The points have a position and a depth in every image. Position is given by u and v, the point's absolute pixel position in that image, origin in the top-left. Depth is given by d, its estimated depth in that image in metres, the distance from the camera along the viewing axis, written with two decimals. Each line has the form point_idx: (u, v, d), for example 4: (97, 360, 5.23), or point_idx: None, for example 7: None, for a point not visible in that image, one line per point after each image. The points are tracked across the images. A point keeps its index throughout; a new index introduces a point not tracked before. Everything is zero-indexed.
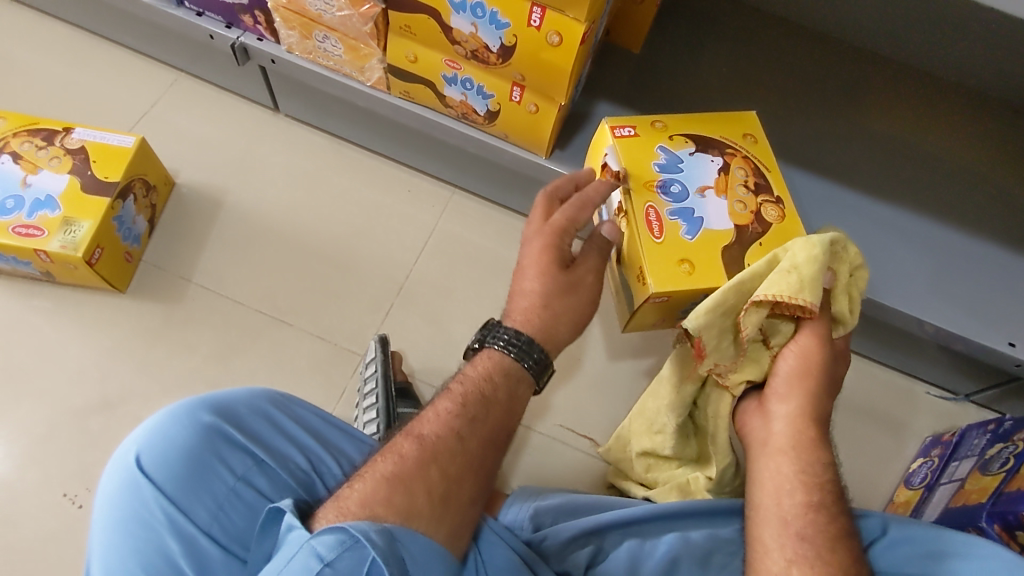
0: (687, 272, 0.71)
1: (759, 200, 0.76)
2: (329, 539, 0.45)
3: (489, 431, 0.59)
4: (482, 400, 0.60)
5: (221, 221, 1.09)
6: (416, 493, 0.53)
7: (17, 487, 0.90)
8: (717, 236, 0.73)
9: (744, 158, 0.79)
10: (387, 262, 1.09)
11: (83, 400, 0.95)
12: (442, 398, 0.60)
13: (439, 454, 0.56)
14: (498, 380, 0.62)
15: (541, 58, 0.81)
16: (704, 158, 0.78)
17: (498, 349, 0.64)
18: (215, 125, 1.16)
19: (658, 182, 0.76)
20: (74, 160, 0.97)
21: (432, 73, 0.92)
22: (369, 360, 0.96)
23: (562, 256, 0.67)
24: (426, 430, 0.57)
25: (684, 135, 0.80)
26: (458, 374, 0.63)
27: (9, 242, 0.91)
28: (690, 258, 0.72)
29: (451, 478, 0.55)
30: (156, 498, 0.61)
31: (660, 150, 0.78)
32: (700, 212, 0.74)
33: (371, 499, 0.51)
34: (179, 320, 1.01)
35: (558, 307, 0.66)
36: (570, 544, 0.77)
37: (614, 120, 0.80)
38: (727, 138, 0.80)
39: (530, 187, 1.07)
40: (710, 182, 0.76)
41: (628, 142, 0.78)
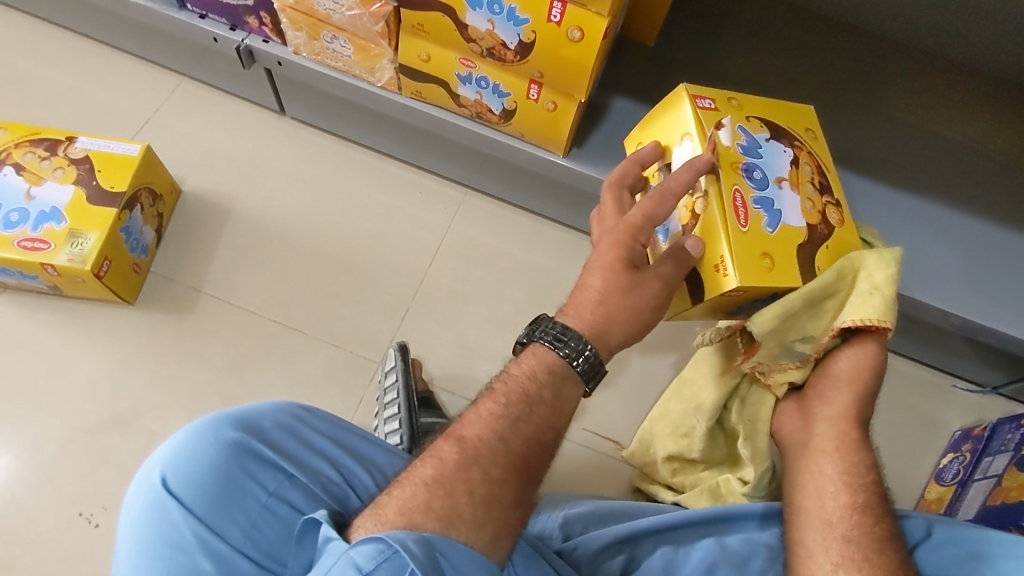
0: (768, 267, 0.61)
1: (824, 200, 0.67)
2: (368, 549, 0.45)
3: (533, 430, 0.56)
4: (526, 399, 0.57)
5: (230, 229, 1.06)
6: (457, 496, 0.51)
7: (31, 506, 0.87)
8: (796, 234, 0.63)
9: (810, 153, 0.70)
10: (401, 266, 1.06)
11: (96, 415, 0.93)
12: (485, 398, 0.57)
13: (481, 455, 0.53)
14: (542, 378, 0.58)
15: (561, 54, 0.78)
16: (778, 146, 0.68)
17: (545, 344, 0.59)
18: (220, 131, 1.13)
19: (742, 165, 0.64)
20: (78, 170, 0.94)
21: (445, 72, 0.89)
22: (388, 369, 0.94)
23: (628, 253, 0.61)
24: (467, 432, 0.55)
25: (759, 119, 0.69)
26: (502, 372, 0.60)
27: (15, 257, 0.88)
28: (771, 251, 0.62)
29: (494, 480, 0.53)
30: (185, 519, 0.59)
31: (740, 129, 0.67)
32: (778, 205, 0.64)
33: (409, 505, 0.50)
34: (190, 331, 0.99)
35: (615, 310, 0.60)
36: (602, 553, 0.75)
37: (691, 88, 0.68)
38: (793, 129, 0.71)
39: (545, 186, 1.04)
40: (787, 173, 0.66)
41: (710, 116, 0.66)
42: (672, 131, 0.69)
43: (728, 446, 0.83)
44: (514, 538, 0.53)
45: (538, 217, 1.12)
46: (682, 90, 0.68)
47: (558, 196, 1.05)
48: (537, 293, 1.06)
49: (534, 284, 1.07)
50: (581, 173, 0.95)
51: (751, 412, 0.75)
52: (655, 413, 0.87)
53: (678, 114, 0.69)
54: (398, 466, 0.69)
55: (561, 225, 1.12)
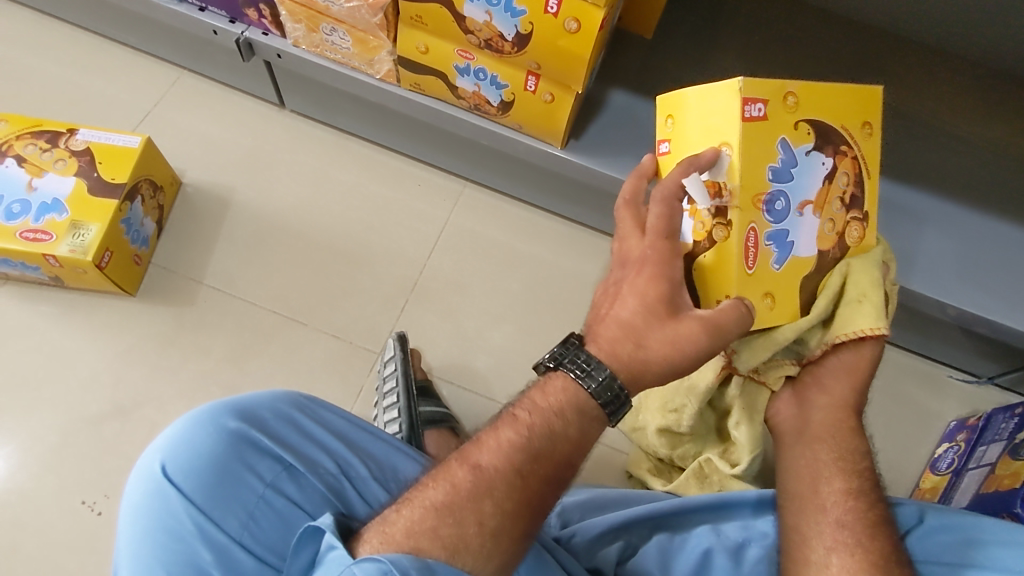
0: (769, 306, 0.63)
1: (848, 218, 0.65)
2: (370, 567, 0.46)
3: (550, 465, 0.57)
4: (548, 435, 0.58)
5: (230, 220, 1.07)
6: (466, 526, 0.53)
7: (35, 494, 0.88)
8: (804, 264, 0.64)
9: (854, 160, 0.64)
10: (401, 258, 1.07)
11: (98, 405, 0.94)
12: (505, 425, 0.58)
13: (495, 486, 0.55)
14: (570, 416, 0.59)
15: (558, 46, 0.79)
16: (819, 159, 0.62)
17: (575, 378, 0.59)
18: (220, 123, 1.13)
19: (766, 195, 0.60)
20: (79, 162, 0.94)
21: (444, 64, 0.90)
22: (387, 359, 0.94)
23: (667, 288, 0.60)
24: (483, 460, 0.56)
25: (809, 124, 0.61)
26: (525, 398, 0.60)
27: (17, 248, 0.89)
28: (770, 289, 0.63)
29: (506, 513, 0.54)
30: (185, 508, 0.60)
31: (781, 145, 0.60)
32: (792, 236, 0.63)
33: (417, 529, 0.52)
34: (192, 322, 0.99)
35: (654, 348, 0.60)
36: (600, 541, 0.77)
37: (750, 83, 0.57)
38: (846, 128, 0.63)
39: (544, 178, 1.05)
40: (815, 194, 0.62)
41: (757, 130, 0.58)
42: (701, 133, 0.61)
43: (716, 420, 0.83)
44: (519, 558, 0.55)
45: (536, 209, 1.13)
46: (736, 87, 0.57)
47: (557, 187, 1.05)
48: (536, 285, 1.07)
49: (534, 277, 1.08)
50: (578, 164, 0.96)
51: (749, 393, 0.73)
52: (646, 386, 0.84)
53: (719, 115, 0.60)
54: (394, 455, 0.70)
55: (557, 217, 1.12)
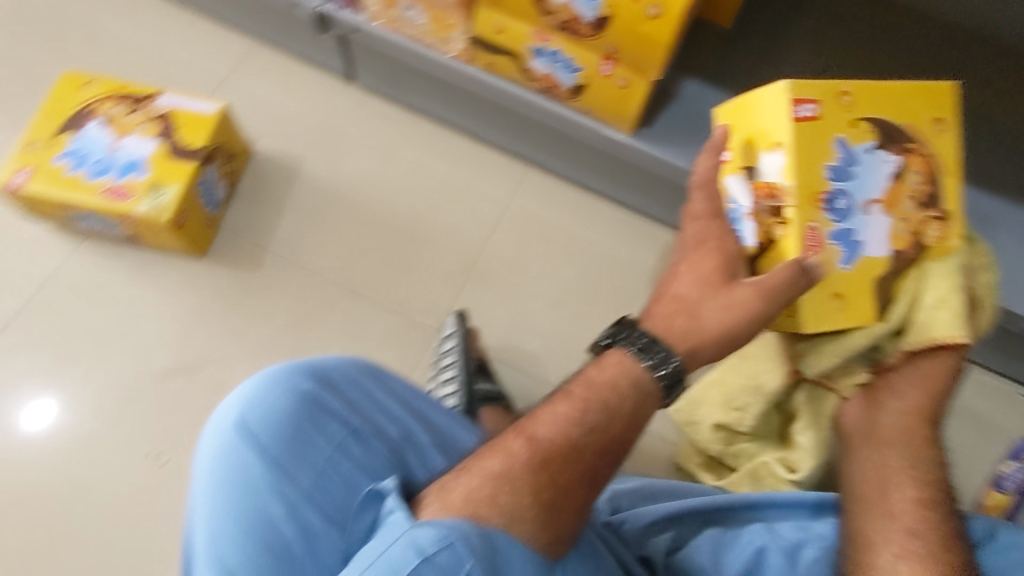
0: (840, 308, 0.62)
1: (925, 216, 0.62)
2: (430, 532, 0.49)
3: (607, 443, 0.57)
4: (604, 408, 0.57)
5: (297, 190, 1.09)
6: (523, 496, 0.53)
7: (105, 441, 0.93)
8: (876, 266, 0.62)
9: (925, 156, 0.62)
10: (462, 237, 1.08)
11: (166, 362, 0.97)
12: (560, 399, 0.58)
13: (551, 459, 0.55)
14: (625, 389, 0.58)
15: (638, 31, 0.78)
16: (882, 156, 0.61)
17: (631, 353, 0.59)
18: (291, 95, 1.15)
19: (827, 194, 0.60)
20: (159, 125, 0.97)
21: (519, 45, 0.90)
22: (447, 335, 0.95)
23: (722, 262, 0.62)
24: (540, 432, 0.56)
25: (869, 123, 0.61)
26: (580, 374, 0.60)
27: (99, 204, 0.92)
28: (843, 290, 0.62)
29: (560, 488, 0.54)
30: (258, 462, 0.62)
31: (838, 143, 0.60)
32: (860, 235, 0.61)
33: (476, 496, 0.52)
34: (257, 287, 1.02)
35: (706, 319, 0.60)
36: (649, 530, 0.78)
37: (796, 85, 0.59)
38: (914, 126, 0.62)
39: (610, 164, 1.04)
40: (883, 192, 0.61)
41: (810, 129, 0.59)
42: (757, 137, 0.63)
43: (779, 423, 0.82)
44: (571, 536, 0.55)
45: (597, 195, 1.12)
46: (783, 90, 0.59)
47: (622, 174, 1.05)
48: (594, 271, 1.07)
49: (593, 264, 1.08)
50: (647, 152, 0.95)
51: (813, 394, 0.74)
52: (707, 380, 0.84)
53: (771, 119, 0.62)
54: (456, 427, 0.71)
55: (619, 205, 1.11)
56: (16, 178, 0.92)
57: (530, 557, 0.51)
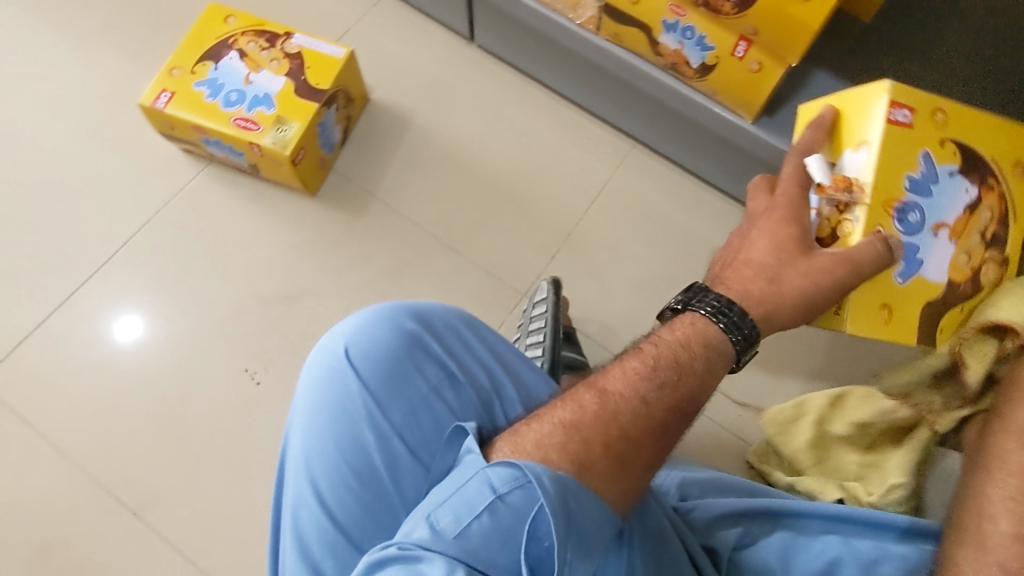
0: (884, 320, 0.63)
1: (986, 255, 0.65)
2: (503, 472, 0.49)
3: (677, 400, 0.56)
4: (675, 366, 0.57)
5: (407, 141, 1.11)
6: (593, 445, 0.52)
7: (208, 353, 0.99)
8: (933, 291, 0.64)
9: (1000, 195, 0.65)
10: (560, 206, 1.08)
11: (270, 288, 1.03)
12: (631, 357, 0.58)
13: (621, 413, 0.54)
14: (697, 349, 0.58)
15: (784, 13, 0.75)
16: (960, 185, 0.64)
17: (705, 316, 0.60)
18: (412, 47, 1.18)
19: (900, 203, 0.62)
20: (291, 64, 1.02)
21: (652, 17, 0.88)
22: (538, 300, 0.96)
23: (798, 232, 0.61)
24: (610, 387, 0.56)
25: (955, 144, 0.65)
26: (652, 334, 0.60)
27: (229, 132, 0.97)
28: (890, 301, 0.63)
29: (630, 440, 0.53)
30: (359, 391, 0.65)
31: (922, 157, 0.63)
32: (921, 254, 0.63)
33: (546, 441, 0.52)
34: (360, 230, 1.06)
35: (786, 284, 0.60)
36: (720, 521, 0.74)
37: (896, 90, 0.63)
38: (996, 162, 0.65)
39: (721, 151, 1.01)
40: (952, 217, 0.64)
41: (901, 136, 0.62)
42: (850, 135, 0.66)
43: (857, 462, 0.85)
44: (640, 492, 0.54)
45: (702, 182, 1.10)
46: (884, 92, 0.63)
47: (734, 163, 1.02)
48: (689, 258, 1.05)
49: (687, 250, 1.06)
50: (768, 142, 0.91)
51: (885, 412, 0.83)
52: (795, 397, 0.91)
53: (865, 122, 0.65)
54: (544, 389, 0.69)
55: (723, 193, 1.09)
56: (158, 99, 0.98)
57: (602, 508, 0.50)
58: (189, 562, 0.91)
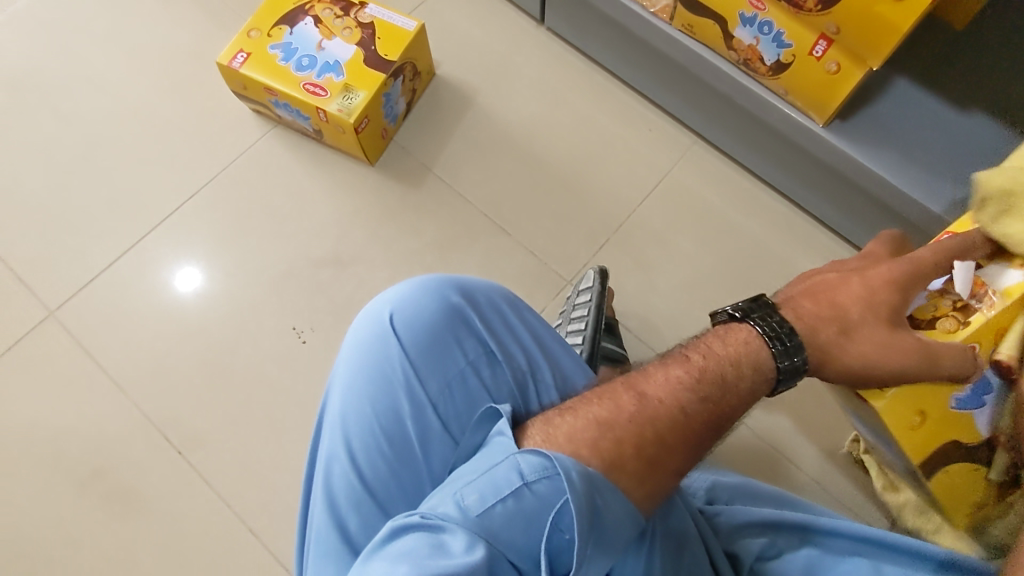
0: (914, 425, 0.66)
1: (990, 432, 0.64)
2: (533, 461, 0.49)
3: (716, 413, 0.56)
4: (719, 382, 0.57)
5: (468, 119, 1.12)
6: (625, 445, 0.52)
7: (260, 308, 1.03)
8: (971, 437, 0.67)
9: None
10: (614, 197, 1.07)
11: (322, 252, 1.06)
12: (675, 363, 0.58)
13: (658, 417, 0.54)
14: (746, 369, 0.58)
15: (870, 13, 0.72)
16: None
17: (761, 336, 0.60)
18: (481, 26, 1.18)
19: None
20: (362, 33, 1.03)
21: (728, 10, 0.86)
22: (583, 288, 0.96)
23: (894, 300, 0.62)
24: (650, 391, 0.55)
25: None
26: (700, 344, 0.60)
27: (298, 95, 1.00)
28: (928, 411, 0.66)
29: (663, 445, 0.53)
30: (399, 358, 0.65)
31: None
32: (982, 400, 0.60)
33: (579, 436, 0.52)
34: (413, 203, 1.08)
35: (856, 341, 0.61)
36: (745, 528, 0.73)
37: None
38: None
39: (787, 154, 0.98)
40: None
41: None
42: None
43: None
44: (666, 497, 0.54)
45: (763, 185, 1.07)
46: None
47: (799, 167, 0.98)
48: (741, 261, 1.03)
49: (740, 254, 1.03)
50: (838, 148, 0.88)
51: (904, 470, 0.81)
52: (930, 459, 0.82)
53: None
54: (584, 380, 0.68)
55: (784, 198, 1.06)
56: (235, 59, 1.01)
57: (626, 508, 0.50)
58: (225, 504, 0.95)
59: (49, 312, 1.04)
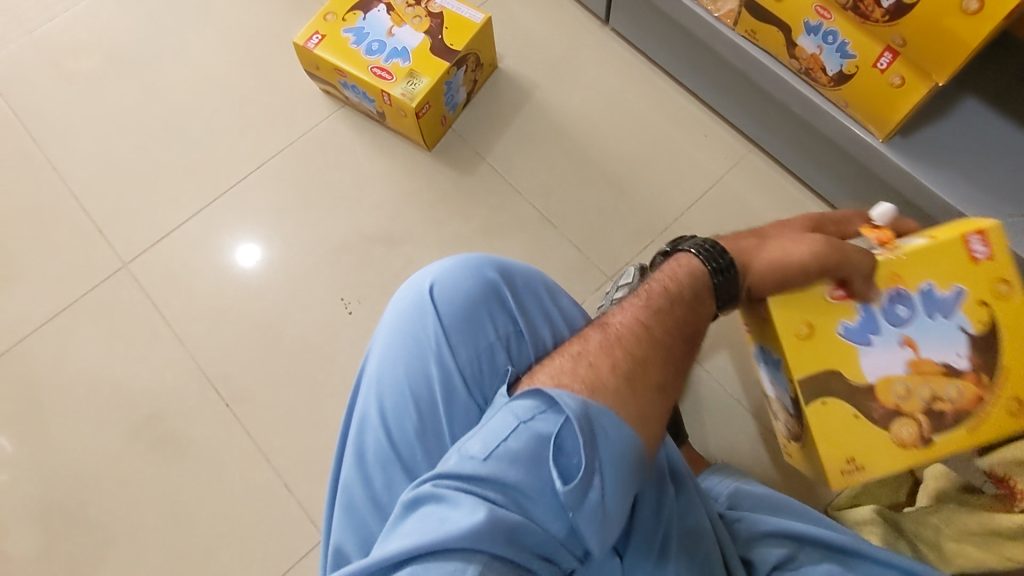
0: (802, 336, 0.66)
1: (915, 412, 0.65)
2: (526, 403, 0.49)
3: (675, 323, 0.58)
4: (665, 296, 0.60)
5: (525, 112, 1.15)
6: (601, 365, 0.53)
7: (312, 278, 1.09)
8: (853, 373, 0.66)
9: (975, 395, 0.64)
10: (662, 198, 1.08)
11: (375, 229, 1.10)
12: (628, 297, 0.61)
13: (625, 337, 0.55)
14: (683, 279, 0.62)
15: (938, 26, 0.70)
16: (955, 347, 0.65)
17: (692, 254, 0.63)
18: (546, 22, 1.20)
19: (907, 297, 0.66)
20: (431, 23, 1.07)
21: (793, 17, 0.85)
22: (622, 283, 0.97)
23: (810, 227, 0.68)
24: (611, 319, 0.58)
25: (988, 317, 0.64)
26: (646, 281, 0.63)
27: (365, 78, 1.04)
28: (816, 326, 0.67)
29: (638, 360, 0.54)
30: (434, 326, 0.68)
31: (956, 294, 0.65)
32: (878, 342, 0.66)
33: (560, 371, 0.52)
34: (465, 189, 1.11)
35: (775, 244, 0.65)
36: (766, 537, 0.72)
37: (997, 232, 0.64)
38: (1002, 374, 0.63)
39: (845, 166, 0.96)
40: (924, 356, 0.65)
41: (963, 274, 0.65)
42: (959, 254, 0.65)
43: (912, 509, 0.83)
44: (663, 413, 0.53)
45: (815, 197, 1.06)
46: (994, 226, 0.64)
47: (854, 182, 0.97)
48: None
49: None
50: (895, 164, 0.86)
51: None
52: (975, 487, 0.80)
53: (965, 260, 0.65)
54: None
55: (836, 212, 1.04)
56: (310, 40, 1.07)
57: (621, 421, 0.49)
58: (264, 459, 1.01)
59: (122, 264, 1.12)
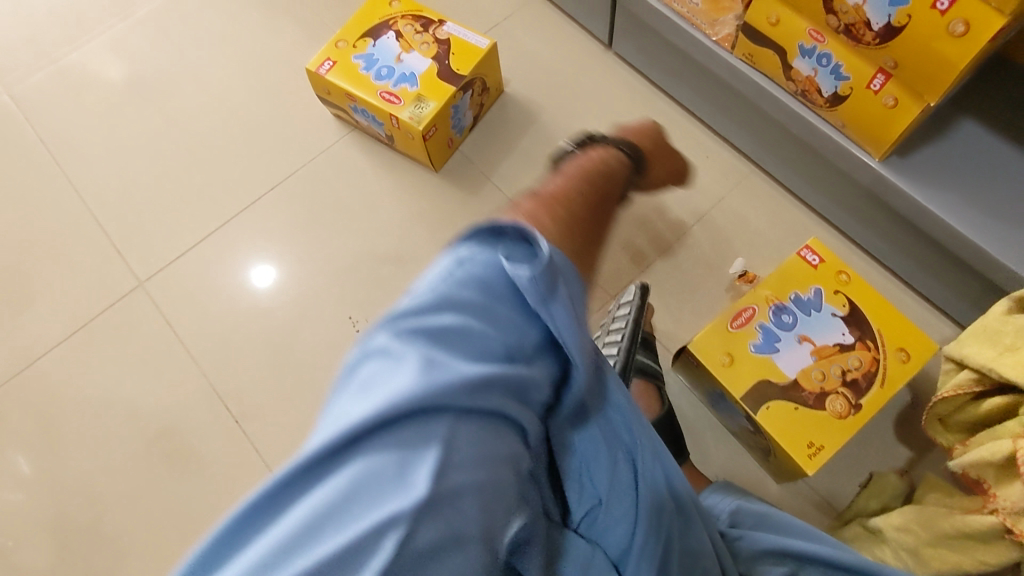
0: (724, 363, 0.88)
1: (837, 387, 0.85)
2: (467, 250, 0.42)
3: (608, 192, 0.68)
4: (598, 176, 0.70)
5: (530, 134, 1.18)
6: (569, 204, 0.59)
7: (321, 296, 1.11)
8: (778, 377, 0.86)
9: (872, 357, 0.85)
10: (664, 218, 1.10)
11: (384, 249, 1.13)
12: (568, 176, 0.69)
13: (582, 191, 0.63)
14: (608, 167, 0.74)
15: (928, 48, 0.73)
16: (839, 326, 0.88)
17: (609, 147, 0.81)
18: (551, 47, 1.24)
19: (782, 305, 0.90)
20: (438, 49, 1.11)
21: (788, 41, 0.88)
22: (624, 301, 0.99)
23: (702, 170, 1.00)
24: (565, 186, 0.65)
25: (847, 299, 0.89)
26: (574, 168, 0.72)
27: (375, 102, 1.08)
28: (732, 353, 0.88)
29: (594, 207, 0.62)
30: None
31: (815, 291, 0.90)
32: (781, 346, 0.88)
33: (540, 207, 0.57)
34: (472, 209, 1.14)
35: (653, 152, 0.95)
36: (764, 557, 0.72)
37: (816, 244, 0.92)
38: (881, 335, 0.86)
39: (843, 185, 0.98)
40: (821, 343, 0.87)
41: (812, 276, 0.91)
42: (799, 269, 0.91)
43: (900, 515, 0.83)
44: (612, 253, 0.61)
45: (816, 216, 1.07)
46: (811, 241, 0.93)
47: (853, 201, 0.98)
48: None
49: None
50: (893, 184, 0.87)
51: (932, 484, 0.82)
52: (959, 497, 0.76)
53: (806, 272, 0.91)
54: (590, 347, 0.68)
55: (837, 230, 1.06)
56: (322, 66, 1.11)
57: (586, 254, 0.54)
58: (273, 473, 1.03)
59: (138, 283, 1.16)
